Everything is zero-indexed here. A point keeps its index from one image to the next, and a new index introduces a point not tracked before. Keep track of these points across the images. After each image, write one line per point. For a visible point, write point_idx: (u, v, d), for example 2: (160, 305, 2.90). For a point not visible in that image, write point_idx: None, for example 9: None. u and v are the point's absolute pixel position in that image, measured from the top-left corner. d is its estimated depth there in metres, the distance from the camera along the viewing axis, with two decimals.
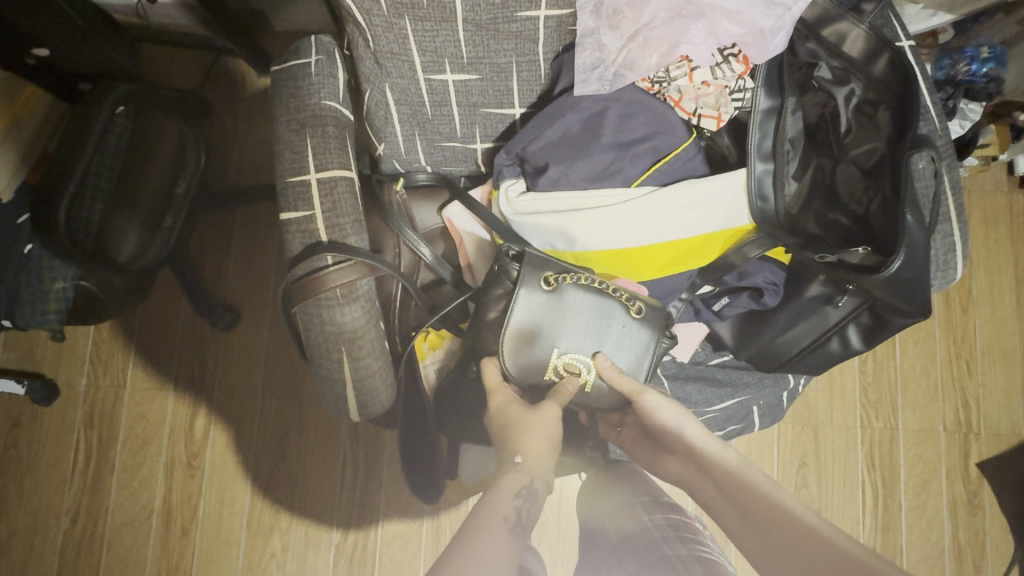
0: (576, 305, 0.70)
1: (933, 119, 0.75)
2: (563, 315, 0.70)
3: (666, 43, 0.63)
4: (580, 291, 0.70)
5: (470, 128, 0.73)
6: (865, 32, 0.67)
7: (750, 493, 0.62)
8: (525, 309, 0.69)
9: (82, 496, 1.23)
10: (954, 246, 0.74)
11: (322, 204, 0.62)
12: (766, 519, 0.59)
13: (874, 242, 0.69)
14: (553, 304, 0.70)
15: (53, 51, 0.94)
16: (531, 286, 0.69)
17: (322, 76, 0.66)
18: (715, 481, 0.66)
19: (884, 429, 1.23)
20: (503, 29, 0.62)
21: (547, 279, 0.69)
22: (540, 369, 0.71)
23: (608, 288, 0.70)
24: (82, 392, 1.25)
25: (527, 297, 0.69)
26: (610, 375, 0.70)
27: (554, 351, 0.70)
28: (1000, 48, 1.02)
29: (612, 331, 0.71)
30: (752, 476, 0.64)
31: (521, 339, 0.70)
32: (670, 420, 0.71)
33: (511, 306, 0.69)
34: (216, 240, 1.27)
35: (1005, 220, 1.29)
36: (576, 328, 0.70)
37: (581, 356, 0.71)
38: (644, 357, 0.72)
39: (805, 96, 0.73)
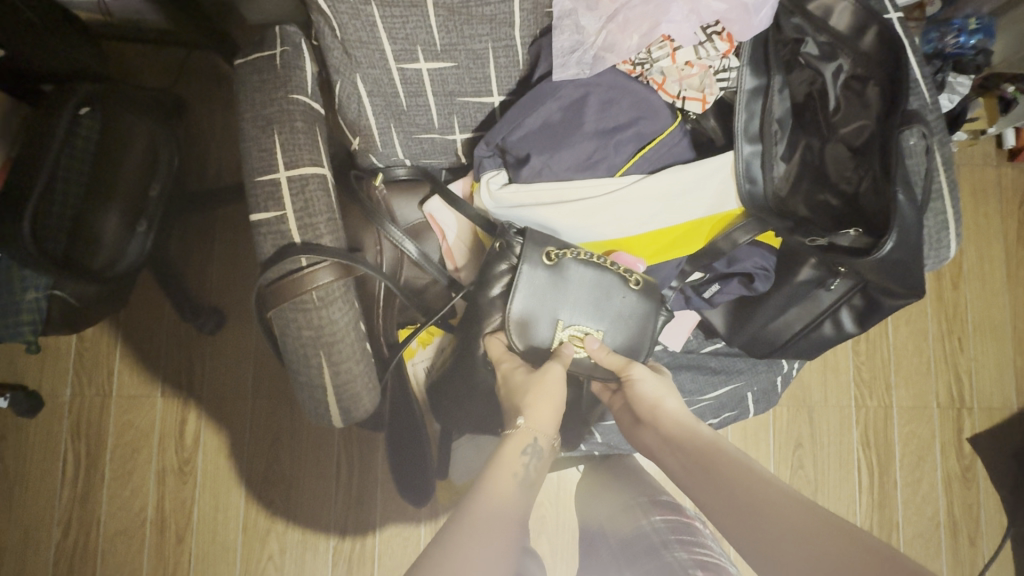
0: (578, 277, 0.68)
1: (922, 93, 0.73)
2: (564, 288, 0.68)
3: (647, 22, 0.61)
4: (580, 265, 0.68)
5: (448, 118, 0.71)
6: (852, 5, 0.66)
7: (726, 472, 0.60)
8: (526, 284, 0.67)
9: (73, 507, 1.21)
10: (946, 224, 0.72)
11: (293, 203, 0.60)
12: (740, 498, 0.58)
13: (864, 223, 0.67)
14: (554, 279, 0.68)
15: (11, 53, 0.92)
16: (534, 257, 0.67)
17: (290, 69, 0.63)
18: (685, 461, 0.65)
19: (878, 407, 1.23)
20: (476, 13, 0.59)
21: (550, 254, 0.67)
22: (545, 344, 0.69)
23: (606, 262, 0.69)
24: (67, 402, 1.23)
25: (528, 272, 0.67)
26: (602, 355, 0.69)
27: (557, 325, 0.69)
28: (986, 19, 1.02)
29: (616, 305, 0.70)
30: (733, 454, 0.62)
31: (525, 313, 0.68)
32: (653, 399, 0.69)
33: (514, 282, 0.67)
34: (197, 243, 1.24)
35: (994, 195, 1.28)
36: (578, 302, 0.69)
37: (586, 327, 0.69)
38: (645, 329, 0.71)
39: (792, 74, 0.70)
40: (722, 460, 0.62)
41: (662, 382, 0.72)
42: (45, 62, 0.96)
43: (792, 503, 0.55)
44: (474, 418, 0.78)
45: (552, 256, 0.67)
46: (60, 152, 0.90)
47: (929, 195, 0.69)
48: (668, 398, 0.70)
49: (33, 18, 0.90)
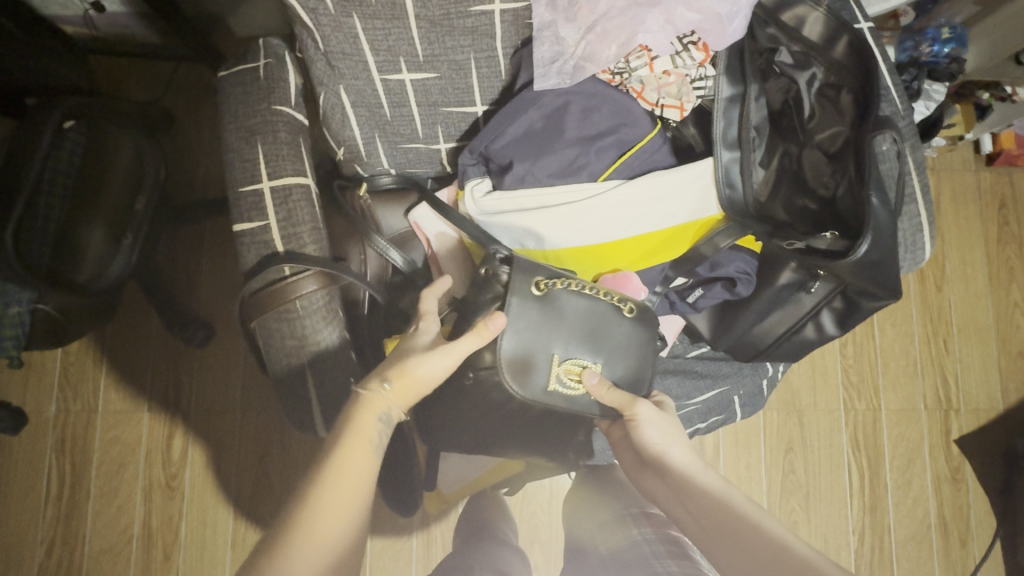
0: (571, 309, 0.67)
1: (894, 100, 0.74)
2: (558, 321, 0.67)
3: (625, 33, 0.62)
4: (572, 296, 0.67)
5: (432, 128, 0.71)
6: (823, 15, 0.67)
7: (735, 519, 0.60)
8: (517, 318, 0.65)
9: (57, 526, 1.19)
10: (922, 228, 0.73)
11: (277, 213, 0.60)
12: (752, 546, 0.56)
13: (841, 226, 0.68)
14: (547, 311, 0.66)
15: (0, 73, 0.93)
16: (521, 285, 0.65)
17: (273, 81, 0.64)
18: (696, 511, 0.63)
19: (867, 410, 1.25)
20: (457, 25, 0.60)
21: (539, 284, 0.66)
22: (541, 383, 0.66)
23: (599, 291, 0.68)
24: (52, 418, 1.21)
25: (519, 305, 0.65)
26: (601, 391, 0.67)
27: (553, 361, 0.66)
28: (960, 28, 1.04)
29: (611, 335, 0.69)
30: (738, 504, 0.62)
31: (517, 349, 0.66)
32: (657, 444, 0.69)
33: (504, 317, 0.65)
34: (184, 255, 1.25)
35: (973, 199, 1.32)
36: (572, 335, 0.67)
37: (582, 360, 0.68)
38: (643, 358, 0.71)
39: (768, 82, 0.71)
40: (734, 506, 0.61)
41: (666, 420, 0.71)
42: (29, 74, 0.96)
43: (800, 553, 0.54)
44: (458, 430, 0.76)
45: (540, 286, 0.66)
46: (44, 165, 0.90)
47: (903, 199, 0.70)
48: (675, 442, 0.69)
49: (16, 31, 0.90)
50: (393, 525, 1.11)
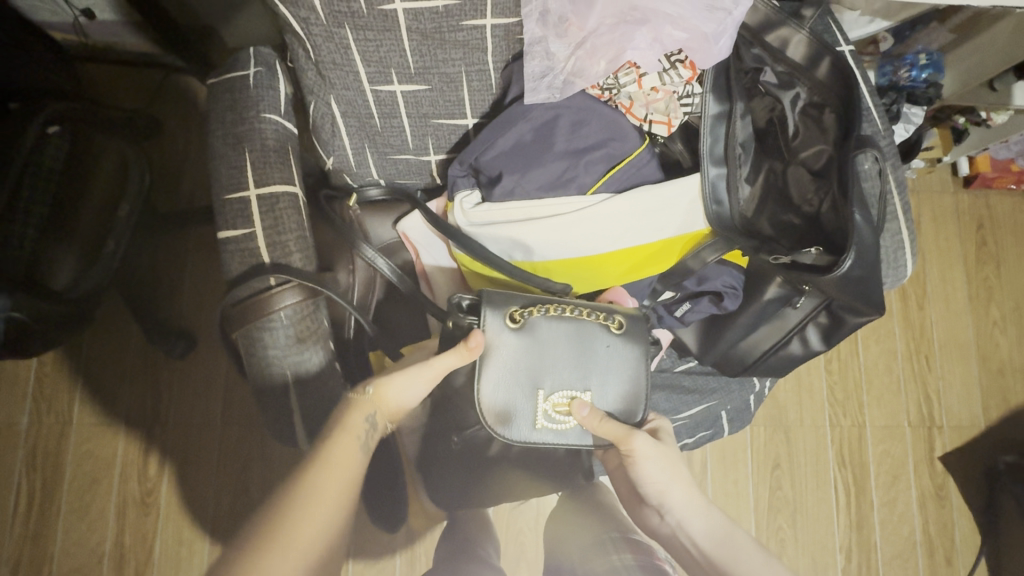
0: (553, 337, 0.66)
1: (876, 120, 0.76)
2: (540, 352, 0.66)
3: (613, 49, 0.62)
4: (552, 322, 0.66)
5: (422, 140, 0.71)
6: (805, 37, 0.69)
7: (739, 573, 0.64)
8: (495, 355, 0.65)
9: (24, 544, 1.21)
10: (904, 244, 0.74)
11: (263, 220, 0.60)
12: None
13: (826, 241, 0.69)
14: (526, 343, 0.66)
15: None
16: (495, 318, 0.65)
17: (263, 89, 0.63)
18: (703, 558, 0.67)
19: (851, 427, 1.25)
20: (449, 38, 0.60)
21: (513, 315, 0.65)
22: (528, 424, 0.66)
23: (582, 313, 0.67)
24: (22, 431, 1.24)
25: (495, 342, 0.65)
26: (593, 422, 0.65)
27: (539, 398, 0.66)
28: (937, 55, 1.07)
29: (599, 360, 0.67)
30: (742, 555, 0.65)
31: (498, 389, 0.65)
32: (657, 481, 0.69)
33: (482, 357, 0.65)
34: (168, 266, 1.28)
35: (952, 219, 1.35)
36: (557, 365, 0.66)
37: (570, 389, 0.66)
38: (638, 378, 0.68)
39: (754, 100, 0.72)
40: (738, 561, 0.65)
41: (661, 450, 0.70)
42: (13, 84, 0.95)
43: None
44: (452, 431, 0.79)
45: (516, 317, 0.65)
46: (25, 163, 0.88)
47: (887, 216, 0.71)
48: (677, 477, 0.70)
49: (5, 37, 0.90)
50: (376, 543, 1.09)
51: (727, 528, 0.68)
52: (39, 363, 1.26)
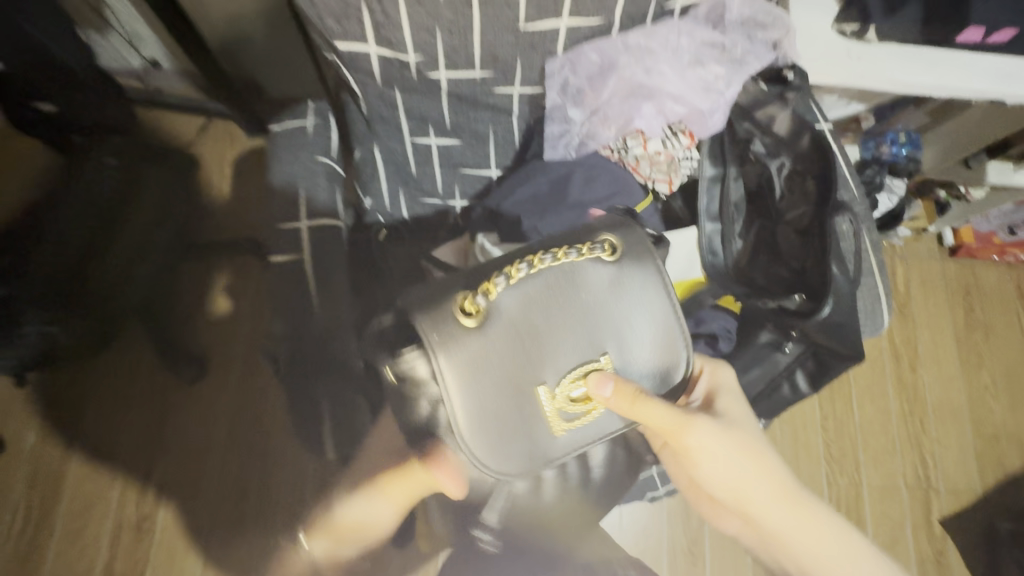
0: (535, 310, 0.55)
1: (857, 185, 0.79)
2: (530, 340, 0.55)
3: (623, 118, 0.71)
4: (520, 293, 0.55)
5: (450, 187, 0.80)
6: (789, 114, 0.75)
7: (826, 565, 0.68)
8: (472, 370, 0.54)
9: (13, 566, 1.20)
10: (880, 298, 0.75)
11: (312, 249, 0.67)
12: None
13: (807, 288, 0.73)
14: (506, 333, 0.54)
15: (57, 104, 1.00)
16: (451, 329, 0.54)
17: (319, 137, 0.72)
18: (788, 553, 0.70)
19: (849, 485, 1.27)
20: (481, 102, 0.69)
21: (466, 310, 0.54)
22: (546, 434, 0.57)
23: (554, 257, 0.56)
24: (28, 449, 1.26)
25: (458, 355, 0.54)
26: (623, 399, 0.56)
27: (545, 395, 0.56)
28: (914, 135, 1.19)
29: (606, 309, 0.57)
30: (831, 549, 0.68)
31: (490, 408, 0.55)
32: (731, 477, 0.69)
33: (443, 381, 0.54)
34: (191, 292, 1.35)
35: (941, 285, 1.43)
36: (557, 342, 0.55)
37: (584, 366, 0.56)
38: (659, 314, 0.59)
39: (745, 166, 0.78)
40: (821, 548, 0.68)
41: (730, 436, 0.68)
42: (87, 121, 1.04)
43: None
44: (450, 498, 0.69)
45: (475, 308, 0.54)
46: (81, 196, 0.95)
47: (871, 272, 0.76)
48: (751, 467, 0.69)
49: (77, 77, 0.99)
50: None
51: (806, 513, 0.70)
52: (55, 381, 1.30)
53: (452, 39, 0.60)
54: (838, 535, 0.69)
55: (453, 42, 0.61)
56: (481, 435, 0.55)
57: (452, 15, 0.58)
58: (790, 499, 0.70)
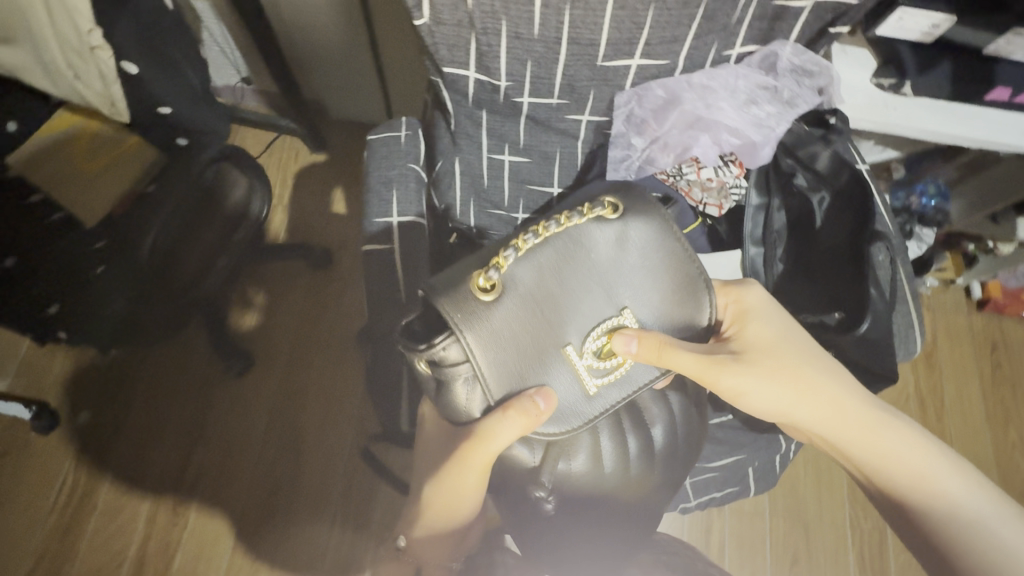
0: (547, 275, 0.58)
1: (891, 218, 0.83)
2: (550, 303, 0.58)
3: (681, 147, 0.80)
4: (535, 261, 0.58)
5: (515, 200, 0.88)
6: (832, 153, 0.80)
7: (884, 462, 0.68)
8: (498, 338, 0.57)
9: (54, 536, 1.25)
10: (912, 321, 0.78)
11: (400, 242, 0.76)
12: (906, 485, 0.66)
13: (842, 306, 0.78)
14: (525, 298, 0.57)
15: (173, 111, 0.98)
16: (473, 307, 0.55)
17: (409, 147, 0.82)
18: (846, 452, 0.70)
19: (873, 530, 1.26)
20: (554, 126, 0.78)
21: (483, 286, 0.56)
22: (582, 393, 0.61)
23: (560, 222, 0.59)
24: (81, 426, 1.33)
25: (482, 324, 0.56)
26: (651, 346, 0.60)
27: (574, 354, 0.60)
28: (944, 186, 1.23)
29: (615, 265, 0.61)
30: (891, 443, 0.68)
31: (520, 373, 0.58)
32: (774, 402, 0.69)
33: (474, 353, 0.56)
34: (246, 289, 1.45)
35: (968, 337, 1.45)
36: (576, 301, 0.59)
37: (605, 322, 0.60)
38: (666, 270, 0.63)
39: (787, 198, 0.85)
40: (884, 449, 0.67)
41: (760, 367, 0.68)
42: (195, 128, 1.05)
43: (949, 491, 0.64)
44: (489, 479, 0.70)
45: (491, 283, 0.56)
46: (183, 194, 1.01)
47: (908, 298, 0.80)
48: (789, 392, 0.68)
49: (197, 89, 1.00)
50: None
51: (860, 418, 0.68)
52: (109, 364, 1.38)
53: (540, 70, 0.69)
54: (898, 434, 0.68)
55: (540, 72, 0.70)
56: (512, 395, 0.58)
57: (543, 50, 0.67)
58: (841, 409, 0.69)
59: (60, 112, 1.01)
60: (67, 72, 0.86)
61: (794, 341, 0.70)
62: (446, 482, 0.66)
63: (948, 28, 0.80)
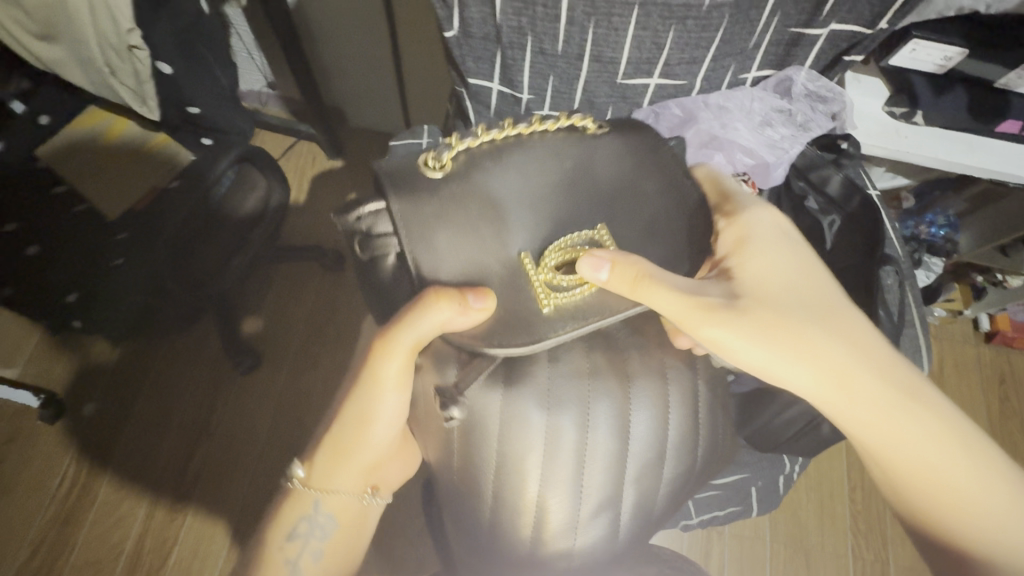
0: (511, 175, 0.65)
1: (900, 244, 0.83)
2: (511, 201, 0.64)
3: (694, 165, 0.80)
4: (495, 161, 0.65)
5: None
6: (843, 177, 0.82)
7: (885, 436, 0.62)
8: (445, 221, 0.62)
9: (53, 526, 1.25)
10: (921, 343, 0.78)
11: None
12: (908, 466, 0.62)
13: None
14: (485, 191, 0.64)
15: (203, 111, 1.02)
16: (422, 179, 0.63)
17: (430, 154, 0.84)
18: (845, 423, 0.64)
19: (875, 561, 1.24)
20: None
21: (436, 165, 0.63)
22: (534, 307, 0.62)
23: (525, 130, 0.67)
24: (87, 417, 1.35)
25: (432, 197, 0.62)
26: (622, 258, 0.61)
27: (528, 263, 0.63)
28: (953, 218, 1.27)
29: (578, 177, 0.67)
30: (897, 420, 0.61)
31: (473, 258, 0.63)
32: (764, 365, 0.64)
33: (420, 226, 0.61)
34: (257, 289, 1.47)
35: (975, 369, 1.44)
36: (542, 203, 0.65)
37: (572, 240, 0.64)
38: (629, 183, 0.69)
39: (798, 218, 0.85)
40: (897, 435, 0.62)
41: (756, 322, 0.63)
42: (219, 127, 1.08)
43: (952, 473, 0.61)
44: (431, 447, 0.67)
45: (440, 163, 0.64)
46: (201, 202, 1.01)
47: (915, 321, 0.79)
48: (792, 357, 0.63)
49: (227, 91, 1.04)
50: None
51: (866, 391, 0.62)
52: (119, 355, 1.40)
53: (561, 85, 0.73)
54: (909, 413, 0.61)
55: (561, 87, 0.73)
56: (448, 286, 0.61)
57: (566, 66, 0.70)
58: (847, 379, 0.62)
59: (91, 108, 1.11)
60: (103, 69, 0.89)
61: (805, 302, 0.65)
62: (351, 399, 0.66)
63: (960, 61, 0.83)
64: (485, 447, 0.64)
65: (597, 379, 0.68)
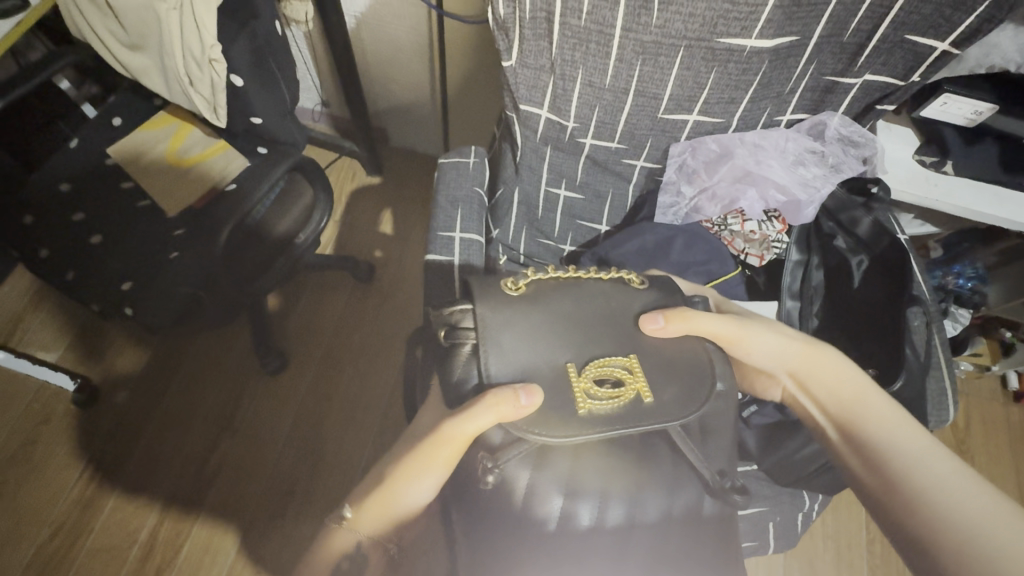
0: (565, 302, 0.69)
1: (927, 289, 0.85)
2: (561, 319, 0.67)
3: (727, 199, 0.86)
4: (550, 286, 0.70)
5: (565, 233, 0.95)
6: (873, 219, 0.84)
7: (867, 416, 0.65)
8: (503, 323, 0.66)
9: (73, 509, 1.28)
10: (946, 392, 0.77)
11: (459, 254, 0.81)
12: (889, 449, 0.62)
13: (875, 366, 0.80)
14: (539, 303, 0.68)
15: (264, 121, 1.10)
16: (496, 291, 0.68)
17: (476, 172, 0.88)
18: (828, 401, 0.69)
19: None
20: (610, 168, 0.86)
21: (512, 285, 0.68)
22: (570, 410, 0.61)
23: (586, 274, 0.72)
24: (117, 406, 1.39)
25: (497, 307, 0.67)
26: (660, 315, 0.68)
27: (572, 371, 0.64)
28: (982, 271, 1.27)
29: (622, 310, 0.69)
30: (873, 406, 0.66)
31: (523, 361, 0.64)
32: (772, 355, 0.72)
33: (481, 323, 0.66)
34: (289, 294, 1.53)
35: (1004, 427, 1.41)
36: (584, 321, 0.67)
37: (612, 359, 0.65)
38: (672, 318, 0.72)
39: (826, 255, 0.89)
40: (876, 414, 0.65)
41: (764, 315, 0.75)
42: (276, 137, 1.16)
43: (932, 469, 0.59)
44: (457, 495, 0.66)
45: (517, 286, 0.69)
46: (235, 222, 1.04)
47: (943, 363, 0.79)
48: (797, 344, 0.72)
49: None
50: None
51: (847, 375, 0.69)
52: (154, 349, 1.45)
53: (606, 116, 0.78)
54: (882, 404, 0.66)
55: (605, 118, 0.78)
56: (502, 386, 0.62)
57: (611, 98, 0.75)
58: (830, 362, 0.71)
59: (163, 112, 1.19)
60: (183, 78, 0.97)
61: None
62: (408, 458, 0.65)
63: (990, 116, 0.85)
64: (503, 518, 0.62)
65: (622, 475, 0.63)
